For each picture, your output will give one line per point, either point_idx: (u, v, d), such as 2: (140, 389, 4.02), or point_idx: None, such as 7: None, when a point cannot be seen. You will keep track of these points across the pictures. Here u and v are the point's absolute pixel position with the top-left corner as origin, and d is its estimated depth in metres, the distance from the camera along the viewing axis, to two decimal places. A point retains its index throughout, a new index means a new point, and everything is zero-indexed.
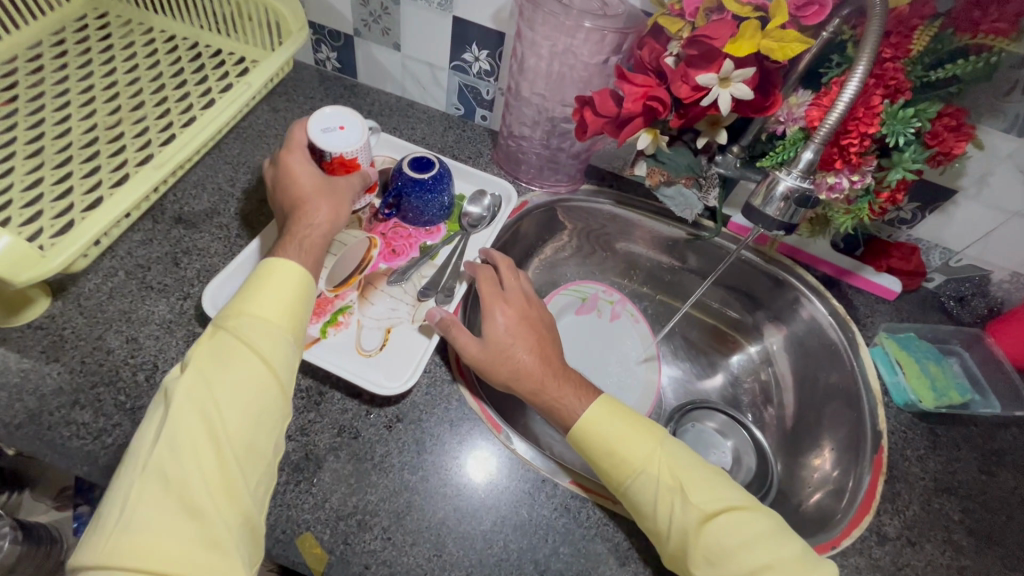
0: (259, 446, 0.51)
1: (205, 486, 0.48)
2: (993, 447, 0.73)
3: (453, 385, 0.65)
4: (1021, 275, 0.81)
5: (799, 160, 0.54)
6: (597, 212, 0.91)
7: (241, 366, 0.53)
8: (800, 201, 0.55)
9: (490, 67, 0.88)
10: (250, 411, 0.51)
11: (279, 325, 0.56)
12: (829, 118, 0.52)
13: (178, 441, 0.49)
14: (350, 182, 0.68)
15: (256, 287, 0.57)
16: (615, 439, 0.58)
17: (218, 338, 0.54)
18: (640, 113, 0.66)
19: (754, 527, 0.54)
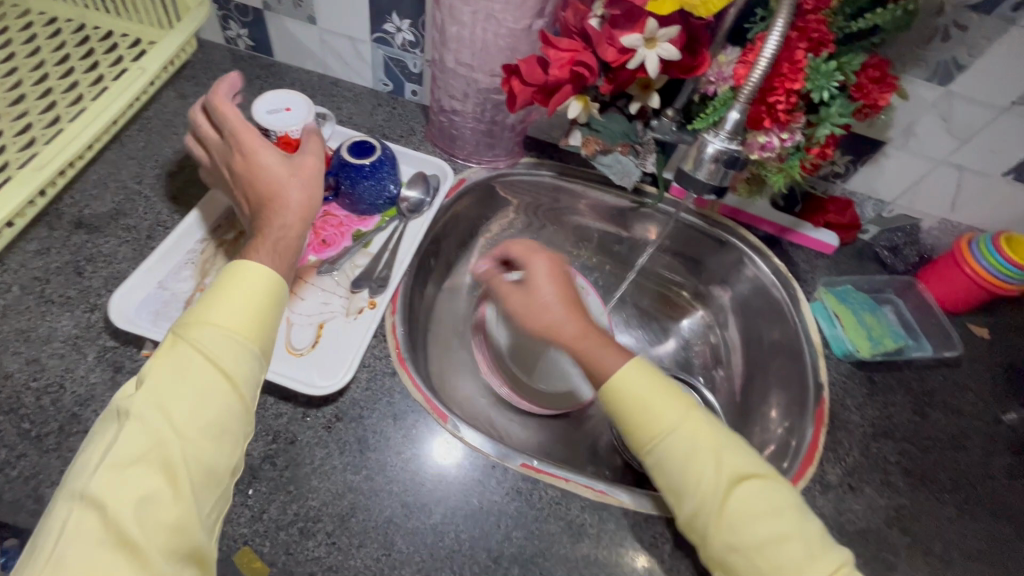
0: (217, 469, 0.46)
1: (151, 523, 0.42)
2: (925, 388, 0.76)
3: (394, 377, 0.63)
4: (947, 221, 0.84)
5: (726, 121, 0.53)
6: (539, 185, 0.88)
7: (199, 384, 0.46)
8: (730, 163, 0.54)
9: (414, 37, 0.83)
10: (206, 434, 0.46)
11: (243, 337, 0.49)
12: (752, 76, 0.50)
13: (126, 474, 0.43)
14: (315, 163, 0.64)
15: (220, 293, 0.50)
16: (649, 400, 0.56)
17: (176, 349, 0.47)
18: (567, 80, 0.63)
19: (776, 499, 0.54)
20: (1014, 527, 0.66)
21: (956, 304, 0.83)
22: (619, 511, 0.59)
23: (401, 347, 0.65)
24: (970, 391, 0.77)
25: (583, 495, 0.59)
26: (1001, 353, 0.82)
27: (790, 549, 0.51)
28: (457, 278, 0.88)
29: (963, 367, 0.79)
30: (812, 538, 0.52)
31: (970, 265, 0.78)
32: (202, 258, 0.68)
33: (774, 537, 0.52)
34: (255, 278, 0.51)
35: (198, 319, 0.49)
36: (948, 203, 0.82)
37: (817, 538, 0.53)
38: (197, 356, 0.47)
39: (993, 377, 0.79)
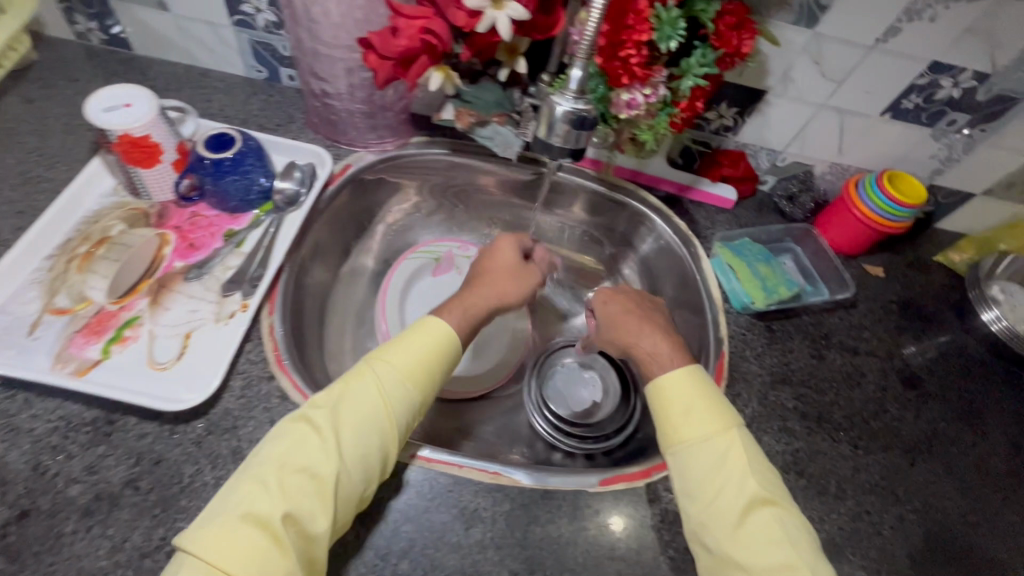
0: (356, 484, 0.50)
1: (308, 500, 0.47)
2: (822, 332, 0.77)
3: (272, 382, 0.60)
4: (838, 165, 0.85)
5: (570, 79, 0.50)
6: (432, 164, 0.84)
7: (371, 414, 0.52)
8: (580, 124, 0.52)
9: (276, 18, 0.77)
10: (366, 454, 0.51)
11: (413, 380, 0.56)
12: (587, 28, 0.47)
13: (314, 456, 0.49)
14: (511, 257, 0.72)
15: (403, 339, 0.58)
16: (689, 412, 0.57)
17: (357, 380, 0.54)
18: (421, 50, 0.59)
19: (786, 533, 0.52)
20: (904, 457, 0.69)
21: (850, 246, 0.84)
22: (514, 490, 0.59)
23: (280, 349, 0.62)
24: (865, 329, 0.79)
25: (475, 479, 0.59)
26: (895, 289, 0.84)
27: (764, 562, 0.50)
28: (356, 269, 0.84)
29: (859, 307, 0.81)
30: (797, 557, 0.50)
31: (858, 208, 0.79)
32: (51, 277, 0.62)
33: (748, 550, 0.51)
34: (434, 330, 0.59)
35: (378, 356, 0.56)
36: (836, 147, 0.82)
37: (805, 556, 0.51)
38: (374, 389, 0.54)
39: (888, 313, 0.82)
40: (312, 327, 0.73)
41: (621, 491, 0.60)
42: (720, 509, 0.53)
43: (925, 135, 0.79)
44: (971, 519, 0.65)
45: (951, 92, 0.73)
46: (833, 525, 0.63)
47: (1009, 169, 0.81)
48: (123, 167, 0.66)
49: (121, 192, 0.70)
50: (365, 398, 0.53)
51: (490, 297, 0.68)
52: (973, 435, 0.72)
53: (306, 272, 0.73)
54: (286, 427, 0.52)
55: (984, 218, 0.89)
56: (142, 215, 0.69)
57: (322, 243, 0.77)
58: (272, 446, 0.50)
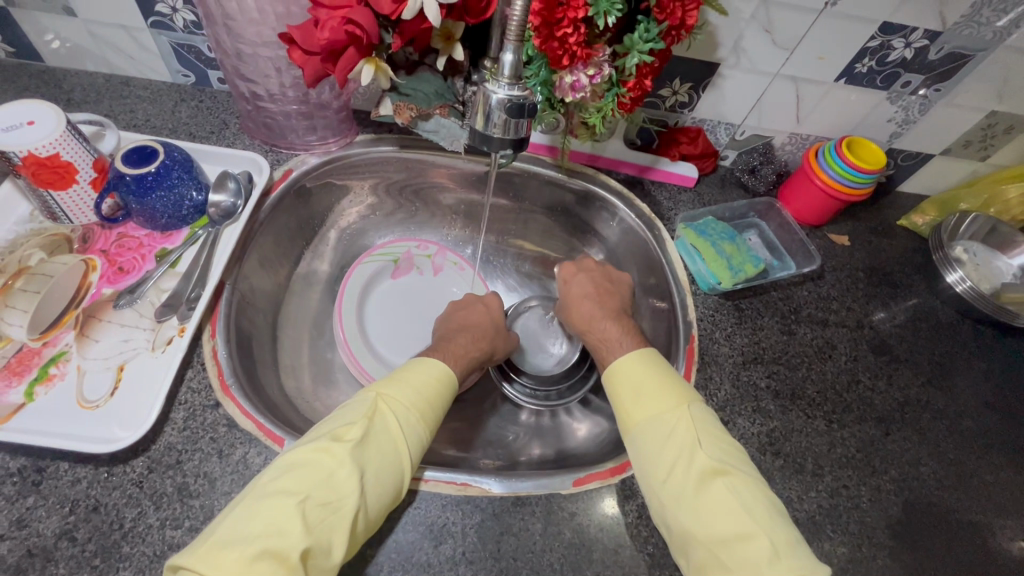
0: (365, 528, 0.48)
1: (327, 535, 0.44)
2: (791, 307, 0.76)
3: (218, 410, 0.56)
4: (796, 135, 0.83)
5: (502, 65, 0.47)
6: (381, 162, 0.80)
7: (392, 454, 0.50)
8: (518, 112, 0.48)
9: (195, 17, 0.71)
10: (383, 495, 0.49)
11: (425, 418, 0.54)
12: (513, 10, 0.43)
13: (333, 493, 0.45)
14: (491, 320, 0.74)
15: (406, 373, 0.57)
16: (635, 392, 0.57)
17: (375, 415, 0.51)
18: (346, 42, 0.55)
19: (748, 500, 0.49)
20: (879, 427, 0.68)
21: (813, 218, 0.83)
22: (484, 500, 0.56)
23: (225, 373, 0.58)
24: (834, 300, 0.78)
25: (443, 493, 0.56)
26: (861, 257, 0.84)
27: (719, 532, 0.47)
28: (310, 278, 0.80)
29: (826, 278, 0.80)
30: (754, 527, 0.47)
31: (819, 177, 0.77)
32: None
33: (700, 522, 0.48)
34: (435, 369, 0.58)
35: (394, 392, 0.53)
36: (793, 117, 0.81)
37: (765, 526, 0.47)
38: (394, 426, 0.51)
39: (856, 281, 0.81)
40: (264, 344, 0.69)
41: (596, 489, 0.58)
42: (671, 484, 0.51)
43: (881, 98, 0.77)
44: (949, 484, 0.65)
45: (903, 53, 0.71)
46: (813, 504, 0.62)
47: (965, 128, 0.80)
48: (34, 191, 0.60)
49: (38, 218, 0.65)
50: (379, 430, 0.50)
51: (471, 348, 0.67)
52: (945, 398, 0.72)
53: (252, 288, 0.69)
54: (304, 459, 0.47)
55: (944, 178, 0.89)
56: (64, 241, 0.64)
57: (268, 254, 0.72)
58: (288, 479, 0.45)
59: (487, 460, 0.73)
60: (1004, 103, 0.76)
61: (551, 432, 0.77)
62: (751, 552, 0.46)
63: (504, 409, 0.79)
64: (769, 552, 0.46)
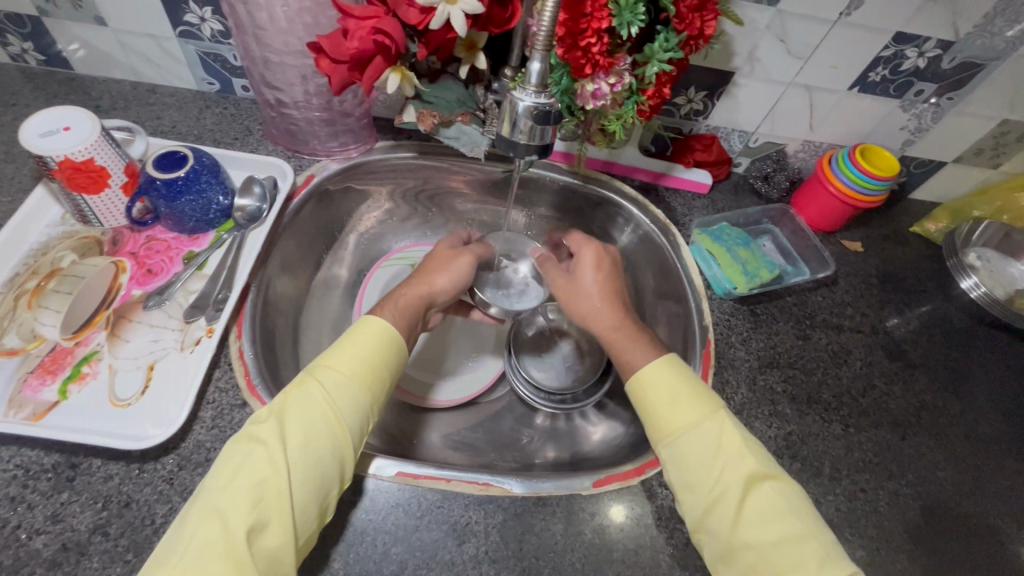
0: (314, 502, 0.48)
1: (263, 511, 0.45)
2: (806, 312, 0.77)
3: (245, 409, 0.57)
4: (809, 143, 0.84)
5: (530, 73, 0.48)
6: (400, 168, 0.81)
7: (320, 424, 0.49)
8: (545, 119, 0.49)
9: (223, 27, 0.73)
10: (321, 465, 0.48)
11: (361, 382, 0.53)
12: (542, 21, 0.45)
13: (258, 474, 0.46)
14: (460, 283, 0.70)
15: (335, 347, 0.55)
16: (668, 400, 0.56)
17: (299, 390, 0.51)
18: (375, 51, 0.56)
19: (787, 505, 0.51)
20: (896, 431, 0.68)
21: (826, 224, 0.83)
22: (506, 500, 0.57)
23: (251, 373, 0.59)
24: (848, 305, 0.79)
25: (465, 492, 0.57)
26: (874, 263, 0.84)
27: (775, 538, 0.49)
28: (330, 282, 0.81)
29: (840, 284, 0.81)
30: (807, 529, 0.50)
31: (833, 183, 0.78)
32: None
33: (759, 530, 0.50)
34: (367, 335, 0.56)
35: (322, 364, 0.53)
36: (807, 125, 0.82)
37: (815, 529, 0.50)
38: (321, 402, 0.50)
39: (869, 287, 0.81)
40: (286, 346, 0.70)
41: (616, 490, 0.59)
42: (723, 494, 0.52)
43: (894, 107, 0.78)
44: (966, 489, 0.65)
45: (916, 62, 0.72)
46: (831, 507, 0.62)
47: (977, 136, 0.81)
48: (68, 195, 0.62)
49: (69, 221, 0.66)
50: (307, 409, 0.50)
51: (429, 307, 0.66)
52: (960, 403, 0.72)
53: (275, 290, 0.70)
54: (232, 447, 0.48)
55: (955, 185, 0.89)
56: (94, 244, 0.65)
57: (290, 258, 0.74)
58: (217, 469, 0.47)
59: (505, 462, 0.74)
60: (1016, 112, 0.77)
61: (567, 435, 0.78)
62: (808, 555, 0.48)
63: (520, 412, 0.80)
64: (823, 553, 0.48)
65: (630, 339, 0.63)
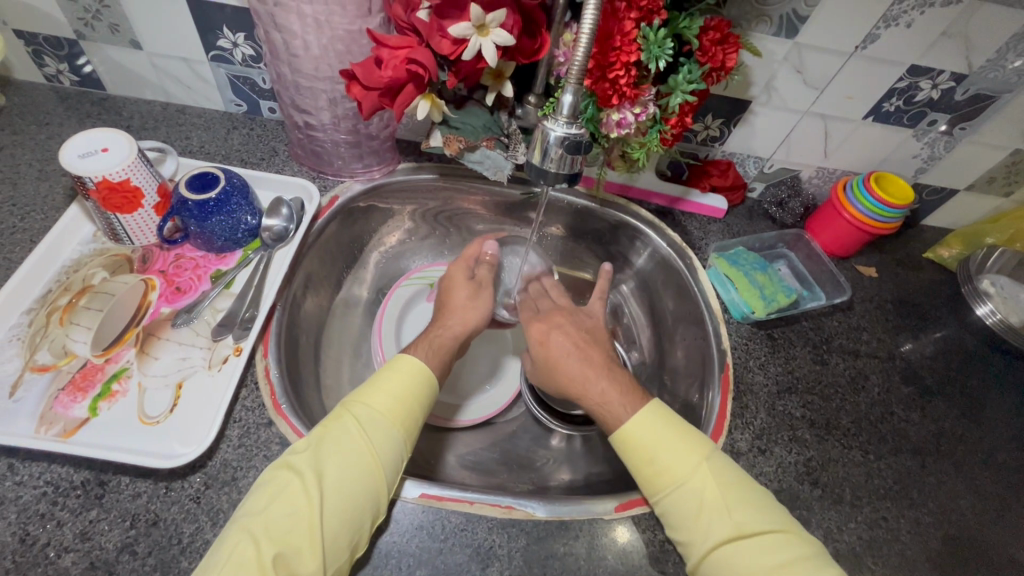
0: (345, 534, 0.49)
1: (296, 539, 0.47)
2: (823, 337, 0.77)
3: (271, 428, 0.58)
4: (824, 169, 0.86)
5: (562, 105, 0.50)
6: (421, 189, 0.83)
7: (355, 456, 0.52)
8: (575, 148, 0.51)
9: (254, 51, 0.75)
10: (354, 497, 0.50)
11: (395, 418, 0.55)
12: (576, 56, 0.46)
13: (292, 502, 0.48)
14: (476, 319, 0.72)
15: (373, 384, 0.58)
16: (657, 449, 0.58)
17: (338, 425, 0.54)
18: (407, 79, 0.58)
19: (787, 539, 0.53)
20: (915, 459, 0.68)
21: (841, 249, 0.84)
22: (529, 523, 0.57)
23: (277, 393, 0.60)
24: (864, 331, 0.79)
25: (488, 515, 0.57)
26: (889, 288, 0.85)
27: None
28: (350, 300, 0.82)
29: (856, 309, 0.81)
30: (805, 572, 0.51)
31: (848, 211, 0.79)
32: (31, 333, 0.59)
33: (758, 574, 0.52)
34: (403, 376, 0.59)
35: (359, 399, 0.56)
36: (822, 152, 0.83)
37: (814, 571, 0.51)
38: (359, 437, 0.53)
39: (885, 312, 0.82)
40: (308, 364, 0.71)
41: (637, 515, 0.59)
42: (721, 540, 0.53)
43: (907, 136, 0.80)
44: (988, 519, 0.65)
45: (930, 93, 0.74)
46: (853, 535, 0.62)
47: (990, 165, 0.82)
48: (102, 214, 0.63)
49: (100, 238, 0.68)
50: (345, 444, 0.52)
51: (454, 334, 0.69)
52: (979, 431, 0.72)
53: (299, 309, 0.71)
54: (269, 475, 0.51)
55: (968, 213, 0.90)
56: (124, 261, 0.66)
57: (314, 276, 0.75)
58: (252, 498, 0.49)
59: (522, 484, 0.74)
60: None
61: (584, 457, 0.78)
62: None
63: (536, 432, 0.80)
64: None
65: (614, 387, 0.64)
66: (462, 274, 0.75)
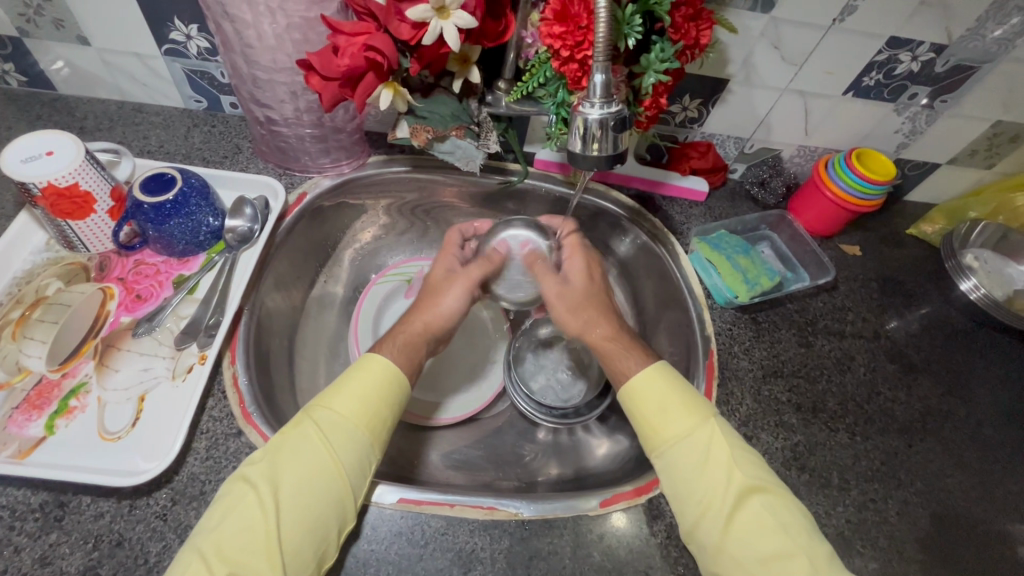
0: (308, 544, 0.47)
1: (251, 556, 0.45)
2: (807, 318, 0.76)
3: (240, 438, 0.56)
4: (805, 147, 0.84)
5: (594, 86, 0.47)
6: (394, 182, 0.80)
7: (312, 464, 0.50)
8: (619, 125, 0.49)
9: (210, 44, 0.72)
10: (315, 506, 0.48)
11: (358, 421, 0.53)
12: (598, 31, 0.44)
13: (247, 516, 0.47)
14: (440, 309, 0.66)
15: (338, 381, 0.56)
16: (662, 407, 0.57)
17: (296, 429, 0.52)
18: (367, 68, 0.55)
19: (778, 517, 0.52)
20: (902, 438, 0.68)
21: (823, 228, 0.83)
22: (512, 524, 0.55)
23: (246, 401, 0.58)
24: (849, 311, 0.78)
25: (470, 517, 0.55)
26: (873, 267, 0.84)
27: (769, 553, 0.50)
28: (325, 300, 0.80)
29: (840, 289, 0.80)
30: (790, 545, 0.50)
31: (830, 189, 0.77)
32: None
33: (741, 542, 0.51)
34: (375, 372, 0.56)
35: (319, 404, 0.54)
36: (802, 131, 0.81)
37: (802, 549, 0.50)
38: (316, 442, 0.51)
39: (870, 291, 0.81)
40: (282, 368, 0.68)
41: (624, 509, 0.58)
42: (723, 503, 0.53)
43: (888, 111, 0.78)
44: (975, 495, 0.65)
45: (910, 66, 0.72)
46: (841, 519, 0.61)
47: (971, 137, 0.81)
48: (52, 222, 0.60)
49: (54, 246, 0.65)
50: (304, 450, 0.50)
51: (417, 327, 0.64)
52: (965, 407, 0.72)
53: (269, 311, 0.68)
54: (227, 488, 0.50)
55: (951, 187, 0.89)
56: (81, 270, 0.63)
57: (284, 276, 0.72)
58: (211, 511, 0.48)
59: (507, 481, 0.72)
60: (1009, 113, 0.77)
61: (570, 450, 0.76)
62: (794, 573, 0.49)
63: (522, 427, 0.79)
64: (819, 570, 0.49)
65: (625, 348, 0.63)
66: (448, 265, 0.71)
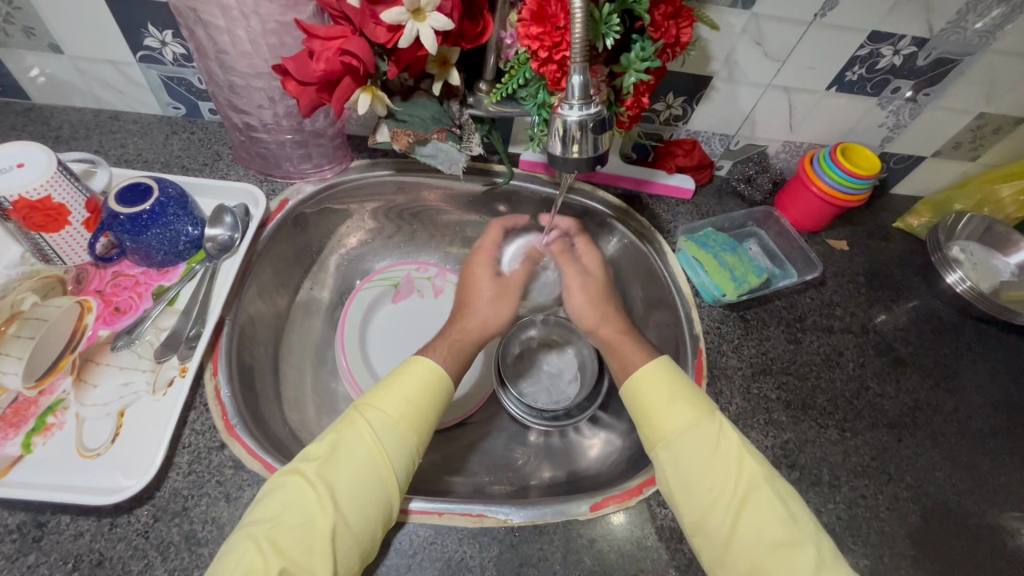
0: (359, 540, 0.48)
1: (305, 551, 0.46)
2: (795, 314, 0.76)
3: (224, 451, 0.55)
4: (791, 143, 0.84)
5: (573, 88, 0.46)
6: (377, 187, 0.79)
7: (364, 462, 0.50)
8: (598, 127, 0.48)
9: (185, 50, 0.70)
10: (367, 502, 0.49)
11: (406, 420, 0.54)
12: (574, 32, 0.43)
13: (303, 511, 0.47)
14: (490, 311, 0.71)
15: (386, 383, 0.57)
16: (665, 402, 0.58)
17: (348, 427, 0.53)
18: (343, 72, 0.54)
19: (782, 509, 0.52)
20: (891, 433, 0.68)
21: (810, 224, 0.83)
22: (501, 531, 0.55)
23: (229, 413, 0.57)
24: (838, 306, 0.78)
25: (459, 526, 0.55)
26: (861, 261, 0.84)
27: (774, 541, 0.51)
28: (310, 306, 0.79)
29: (828, 284, 0.80)
30: (791, 535, 0.51)
31: (816, 184, 0.77)
32: None
33: (755, 533, 0.52)
34: (419, 372, 0.57)
35: (369, 402, 0.55)
36: (787, 127, 0.81)
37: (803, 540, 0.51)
38: (370, 440, 0.52)
39: (857, 286, 0.81)
40: (266, 378, 0.67)
41: (614, 512, 0.57)
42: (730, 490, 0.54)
43: (872, 105, 0.78)
44: (964, 488, 0.65)
45: (892, 60, 0.72)
46: (833, 516, 0.61)
47: (955, 130, 0.81)
48: (26, 235, 0.59)
49: (29, 260, 0.63)
50: (355, 448, 0.51)
51: (472, 331, 0.69)
52: (953, 400, 0.72)
53: (252, 320, 0.67)
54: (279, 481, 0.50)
55: (936, 179, 0.89)
56: (57, 283, 0.62)
57: (267, 284, 0.71)
58: (262, 505, 0.49)
59: (498, 486, 0.72)
60: (992, 105, 0.77)
61: (561, 453, 0.76)
62: (800, 564, 0.50)
63: (513, 430, 0.78)
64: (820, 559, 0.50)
65: (629, 345, 0.67)
66: (476, 270, 0.75)
